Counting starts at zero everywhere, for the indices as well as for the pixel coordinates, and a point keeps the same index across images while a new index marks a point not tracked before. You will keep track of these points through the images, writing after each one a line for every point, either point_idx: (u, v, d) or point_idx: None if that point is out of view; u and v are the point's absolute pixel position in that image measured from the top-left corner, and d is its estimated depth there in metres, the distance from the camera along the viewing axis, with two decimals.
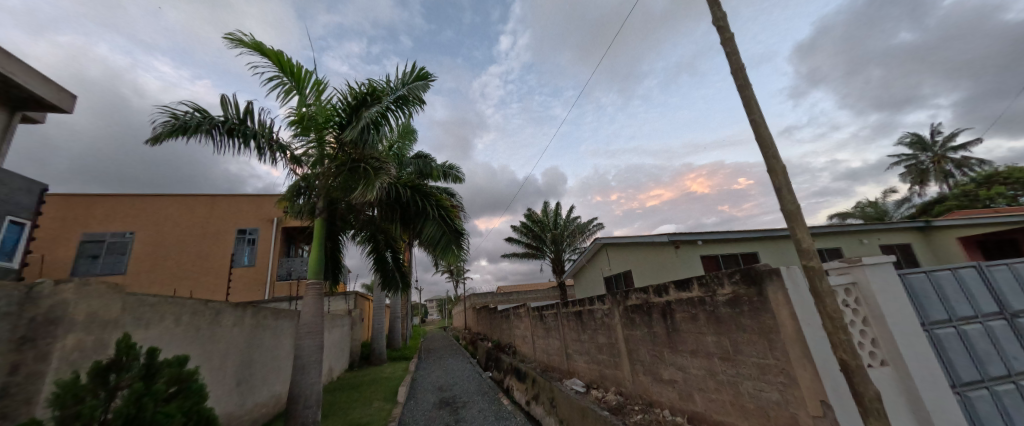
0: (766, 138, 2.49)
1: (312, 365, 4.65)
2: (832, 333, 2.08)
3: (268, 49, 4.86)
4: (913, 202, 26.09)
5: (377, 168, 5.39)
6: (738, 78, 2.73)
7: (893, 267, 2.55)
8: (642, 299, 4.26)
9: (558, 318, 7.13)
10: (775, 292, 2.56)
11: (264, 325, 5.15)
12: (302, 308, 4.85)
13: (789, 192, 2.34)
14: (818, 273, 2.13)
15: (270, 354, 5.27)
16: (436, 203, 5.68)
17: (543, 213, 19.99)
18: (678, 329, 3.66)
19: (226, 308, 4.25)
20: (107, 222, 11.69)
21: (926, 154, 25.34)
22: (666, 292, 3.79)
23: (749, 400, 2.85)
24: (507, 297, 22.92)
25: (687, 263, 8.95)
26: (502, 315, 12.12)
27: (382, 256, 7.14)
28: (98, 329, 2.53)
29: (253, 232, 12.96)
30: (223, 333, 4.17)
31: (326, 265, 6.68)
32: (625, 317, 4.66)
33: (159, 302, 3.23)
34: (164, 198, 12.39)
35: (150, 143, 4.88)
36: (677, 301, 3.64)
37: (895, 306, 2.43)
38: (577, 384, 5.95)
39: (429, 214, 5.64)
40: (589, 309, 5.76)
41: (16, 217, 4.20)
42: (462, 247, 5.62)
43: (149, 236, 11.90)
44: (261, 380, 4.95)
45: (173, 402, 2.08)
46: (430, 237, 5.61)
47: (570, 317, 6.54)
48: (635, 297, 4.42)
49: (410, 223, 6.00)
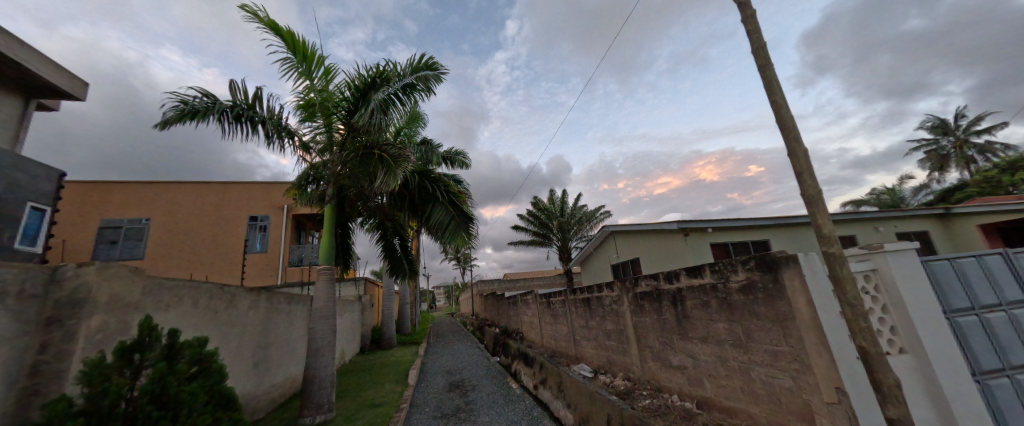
0: (788, 120, 2.41)
1: (326, 347, 4.73)
2: (851, 319, 2.03)
3: (282, 28, 4.84)
4: (932, 189, 25.58)
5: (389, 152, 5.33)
6: (760, 57, 2.63)
7: (916, 253, 2.49)
8: (652, 286, 4.28)
9: (566, 305, 7.18)
10: (792, 278, 2.52)
11: (279, 309, 5.25)
12: (314, 294, 4.91)
13: (810, 177, 2.27)
14: (838, 259, 2.09)
15: (284, 337, 5.36)
16: (444, 189, 5.59)
17: (550, 202, 20.00)
18: (688, 316, 3.66)
19: (241, 292, 4.33)
20: (123, 208, 11.92)
21: (948, 138, 24.67)
22: (677, 279, 3.79)
23: (760, 386, 2.83)
24: (515, 284, 23.11)
25: (696, 250, 8.87)
26: (510, 301, 12.25)
27: (390, 243, 7.19)
28: (121, 311, 2.55)
29: (264, 219, 13.16)
30: (239, 317, 4.27)
31: (336, 251, 6.76)
32: (634, 303, 4.67)
33: (177, 286, 3.28)
34: (178, 184, 12.59)
35: (160, 126, 4.98)
36: (688, 288, 3.64)
37: (917, 295, 2.38)
38: (585, 369, 5.99)
39: (438, 200, 5.57)
40: (598, 296, 5.77)
41: (37, 204, 4.29)
42: (470, 233, 5.54)
43: (163, 222, 12.13)
44: (276, 361, 5.06)
45: (195, 382, 2.12)
46: (439, 222, 5.55)
47: (578, 303, 6.57)
48: (644, 284, 4.43)
49: (419, 209, 5.96)
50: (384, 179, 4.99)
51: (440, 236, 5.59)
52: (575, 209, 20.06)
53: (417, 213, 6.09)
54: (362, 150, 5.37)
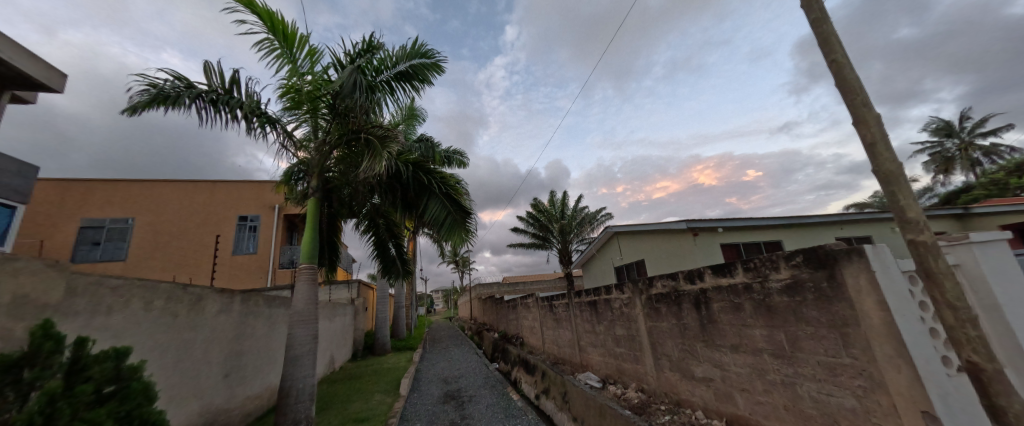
0: (852, 81, 1.97)
1: (306, 356, 4.25)
2: (950, 326, 1.58)
3: (260, 6, 4.41)
4: (936, 192, 25.27)
5: (381, 138, 4.84)
6: (812, 11, 2.19)
7: (1007, 245, 2.05)
8: (670, 287, 3.83)
9: (570, 308, 6.75)
10: (856, 276, 2.07)
11: (256, 313, 4.78)
12: (293, 296, 4.42)
13: (886, 149, 1.82)
14: (931, 250, 1.64)
15: (262, 343, 4.88)
16: (440, 180, 5.13)
17: (550, 204, 19.60)
18: (715, 320, 3.20)
19: (208, 293, 3.86)
20: (106, 208, 11.46)
21: (952, 141, 24.40)
22: (701, 278, 3.35)
23: (810, 405, 2.37)
24: (514, 288, 22.65)
25: (706, 251, 8.43)
26: (509, 304, 11.79)
27: (382, 241, 6.72)
28: (33, 317, 2.08)
29: (254, 219, 12.78)
30: (205, 322, 3.80)
31: (323, 249, 6.28)
32: (648, 307, 4.22)
33: (122, 286, 2.82)
34: (165, 183, 12.21)
35: (126, 113, 4.52)
36: (714, 288, 3.20)
37: (1014, 295, 1.94)
38: (591, 379, 5.51)
39: (433, 193, 5.11)
40: (606, 299, 5.33)
41: (6, 201, 3.87)
42: (467, 230, 5.07)
43: (148, 222, 11.69)
44: (251, 370, 4.58)
45: (106, 406, 1.63)
46: (435, 217, 5.08)
47: (583, 307, 6.13)
48: (660, 285, 3.99)
49: (412, 205, 5.49)
50: (374, 169, 4.51)
51: (436, 231, 5.10)
52: (575, 212, 19.68)
53: (411, 208, 5.62)
54: (350, 136, 4.88)
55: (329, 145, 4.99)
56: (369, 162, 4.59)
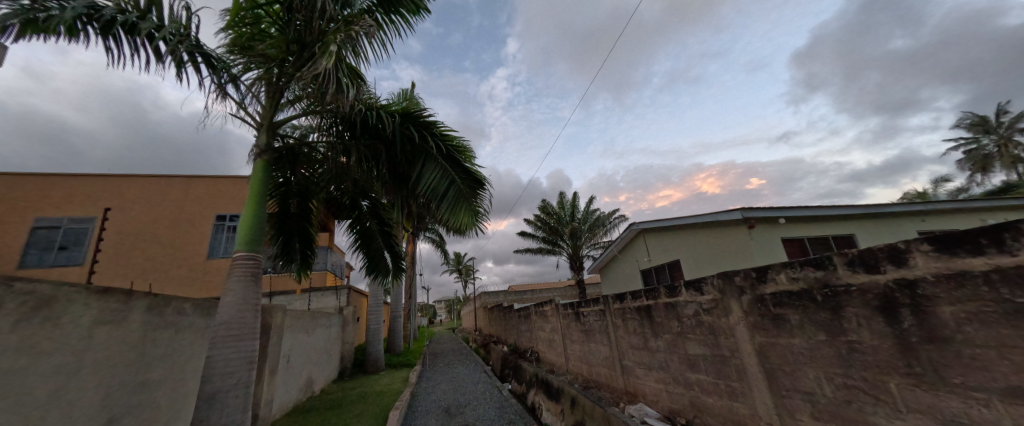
0: None
1: (233, 390, 2.78)
2: None
3: None
4: (973, 192, 23.61)
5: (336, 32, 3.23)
6: None
7: None
8: (807, 280, 2.38)
9: (607, 318, 5.29)
10: None
11: (168, 326, 3.31)
12: (220, 299, 2.93)
13: None
14: None
15: (171, 371, 3.35)
16: (438, 138, 3.68)
17: (560, 205, 18.18)
18: (944, 337, 1.73)
19: (72, 294, 2.46)
20: (64, 205, 10.13)
21: (989, 137, 22.84)
22: (898, 262, 1.89)
23: None
24: (522, 296, 21.13)
25: (766, 247, 6.95)
26: (520, 314, 10.31)
27: (367, 228, 5.34)
28: None
29: (234, 218, 11.47)
30: (60, 340, 2.38)
31: (290, 236, 4.96)
32: (756, 313, 2.76)
33: None
34: (134, 178, 10.94)
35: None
36: (941, 280, 1.73)
37: None
38: (648, 415, 4.04)
39: (428, 156, 3.64)
40: (667, 304, 3.88)
41: None
42: (475, 204, 3.61)
43: (112, 221, 10.36)
44: (149, 413, 3.06)
45: None
46: (429, 190, 3.60)
47: (629, 316, 4.69)
48: (786, 279, 2.52)
49: (399, 173, 4.05)
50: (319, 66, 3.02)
51: (435, 205, 3.60)
52: (587, 213, 18.26)
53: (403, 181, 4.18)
54: (307, 58, 3.38)
55: (278, 78, 3.51)
56: (331, 88, 3.11)
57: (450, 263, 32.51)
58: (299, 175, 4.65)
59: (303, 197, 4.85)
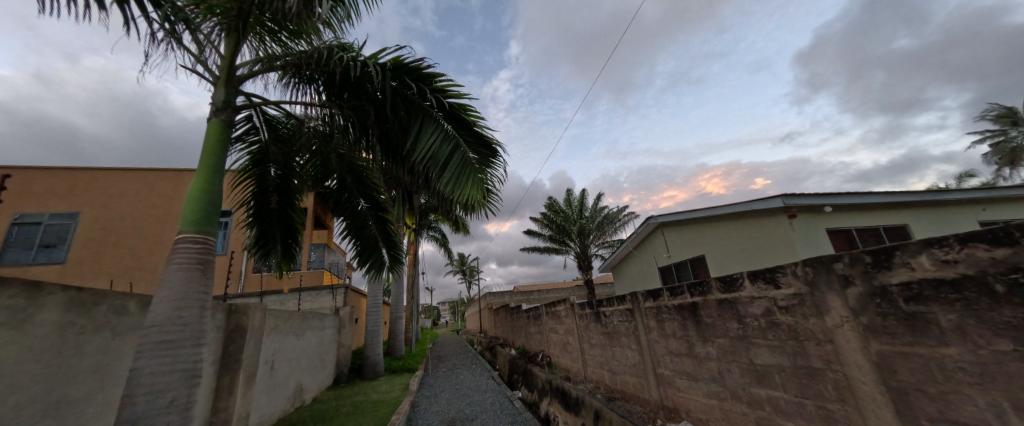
0: None
1: (167, 415, 2.08)
2: None
3: None
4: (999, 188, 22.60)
5: None
6: None
7: None
8: (972, 265, 1.64)
9: (636, 319, 4.55)
10: None
11: (98, 330, 2.61)
12: (154, 296, 2.21)
13: None
14: None
15: (99, 389, 2.62)
16: (439, 94, 2.97)
17: (567, 202, 17.46)
18: None
19: None
20: (46, 200, 9.55)
21: (1017, 130, 21.81)
22: None
23: None
24: (528, 297, 20.40)
25: (809, 238, 6.17)
26: (529, 315, 9.59)
27: (360, 215, 4.65)
28: None
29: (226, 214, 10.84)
30: None
31: (269, 225, 4.30)
32: (872, 311, 2.02)
33: None
34: (122, 172, 10.40)
35: None
36: None
37: None
38: None
39: (425, 116, 2.94)
40: (722, 302, 3.15)
41: None
42: (482, 174, 2.91)
43: (98, 217, 9.79)
44: None
45: None
46: (426, 158, 2.90)
47: (666, 316, 3.96)
48: (931, 265, 1.78)
49: (393, 142, 3.36)
50: None
51: (434, 175, 2.91)
52: (596, 211, 17.52)
53: (397, 152, 3.49)
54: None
55: (235, 15, 2.76)
56: None
57: (454, 264, 31.85)
58: (278, 151, 3.99)
59: (284, 179, 4.17)
